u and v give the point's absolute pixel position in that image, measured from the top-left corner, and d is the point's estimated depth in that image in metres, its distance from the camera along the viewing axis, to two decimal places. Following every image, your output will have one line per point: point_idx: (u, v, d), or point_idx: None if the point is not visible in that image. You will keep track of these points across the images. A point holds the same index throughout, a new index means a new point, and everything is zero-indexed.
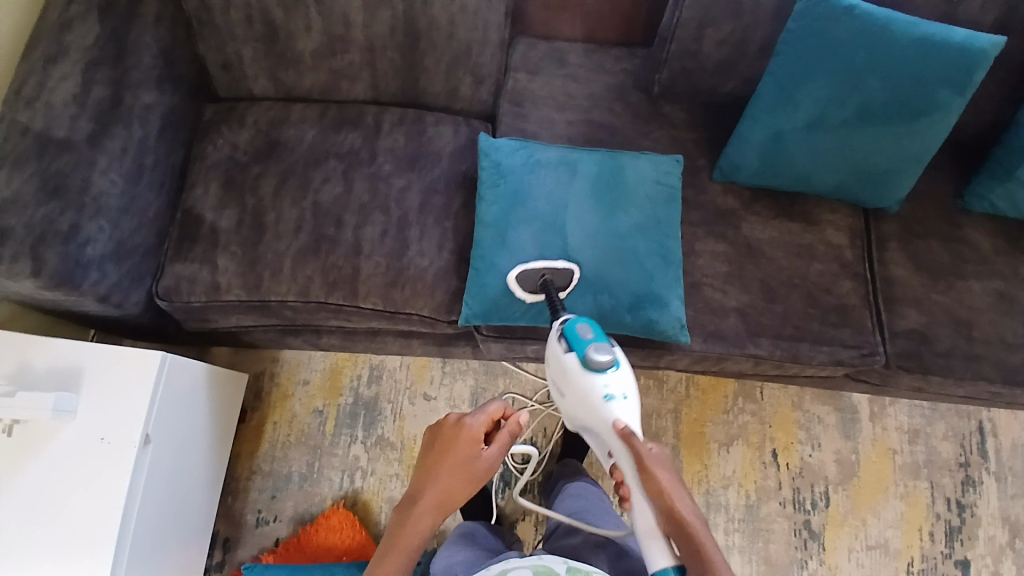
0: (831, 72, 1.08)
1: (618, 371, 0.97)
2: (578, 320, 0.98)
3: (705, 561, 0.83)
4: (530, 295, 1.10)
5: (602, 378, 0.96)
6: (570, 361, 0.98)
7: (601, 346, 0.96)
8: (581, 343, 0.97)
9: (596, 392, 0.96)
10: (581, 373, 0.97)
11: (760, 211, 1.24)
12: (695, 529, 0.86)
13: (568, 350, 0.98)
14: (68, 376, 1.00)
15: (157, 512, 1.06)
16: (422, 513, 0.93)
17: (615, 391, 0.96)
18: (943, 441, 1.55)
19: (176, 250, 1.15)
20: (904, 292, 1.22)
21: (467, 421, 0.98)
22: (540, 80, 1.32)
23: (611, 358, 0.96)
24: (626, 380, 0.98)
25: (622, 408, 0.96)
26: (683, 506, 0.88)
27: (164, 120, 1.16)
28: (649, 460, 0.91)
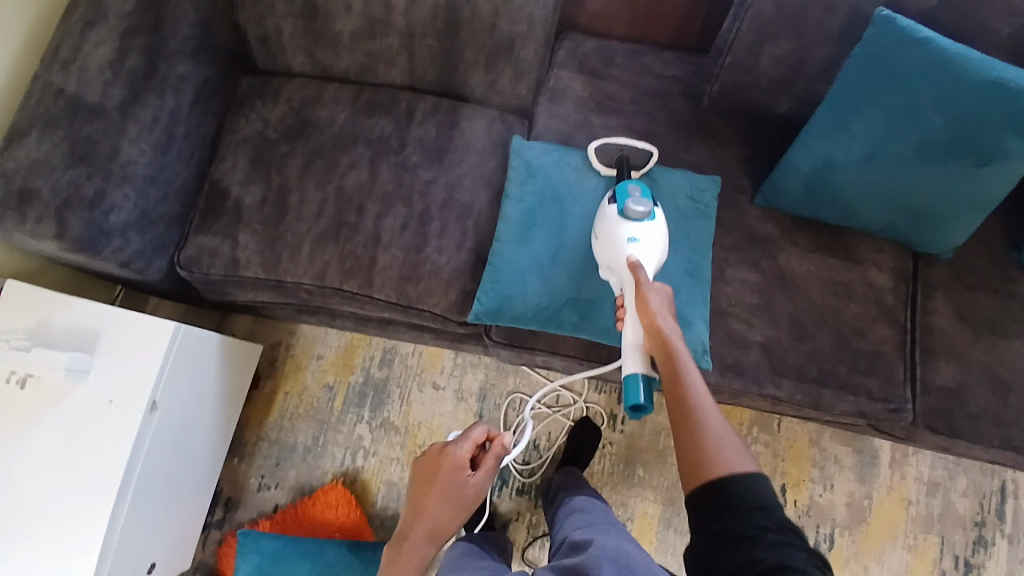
0: (891, 104, 1.00)
1: (651, 222, 0.95)
2: (628, 182, 1.00)
3: (673, 364, 0.81)
4: (605, 168, 1.12)
5: (633, 224, 0.95)
6: (609, 210, 0.99)
7: (641, 201, 0.96)
8: (624, 195, 0.98)
9: (620, 233, 0.95)
10: (613, 219, 0.97)
11: (798, 242, 1.18)
12: (675, 340, 0.83)
13: (612, 203, 0.99)
14: (84, 337, 1.03)
15: (160, 474, 1.09)
16: (417, 542, 1.02)
17: (641, 236, 0.94)
18: (962, 497, 1.48)
19: (200, 221, 1.16)
20: (942, 346, 1.14)
21: (451, 449, 1.03)
22: (584, 81, 1.26)
23: (647, 211, 0.95)
24: (659, 233, 0.96)
25: (643, 251, 0.93)
26: (667, 322, 0.85)
27: (198, 90, 1.15)
28: (642, 281, 0.89)
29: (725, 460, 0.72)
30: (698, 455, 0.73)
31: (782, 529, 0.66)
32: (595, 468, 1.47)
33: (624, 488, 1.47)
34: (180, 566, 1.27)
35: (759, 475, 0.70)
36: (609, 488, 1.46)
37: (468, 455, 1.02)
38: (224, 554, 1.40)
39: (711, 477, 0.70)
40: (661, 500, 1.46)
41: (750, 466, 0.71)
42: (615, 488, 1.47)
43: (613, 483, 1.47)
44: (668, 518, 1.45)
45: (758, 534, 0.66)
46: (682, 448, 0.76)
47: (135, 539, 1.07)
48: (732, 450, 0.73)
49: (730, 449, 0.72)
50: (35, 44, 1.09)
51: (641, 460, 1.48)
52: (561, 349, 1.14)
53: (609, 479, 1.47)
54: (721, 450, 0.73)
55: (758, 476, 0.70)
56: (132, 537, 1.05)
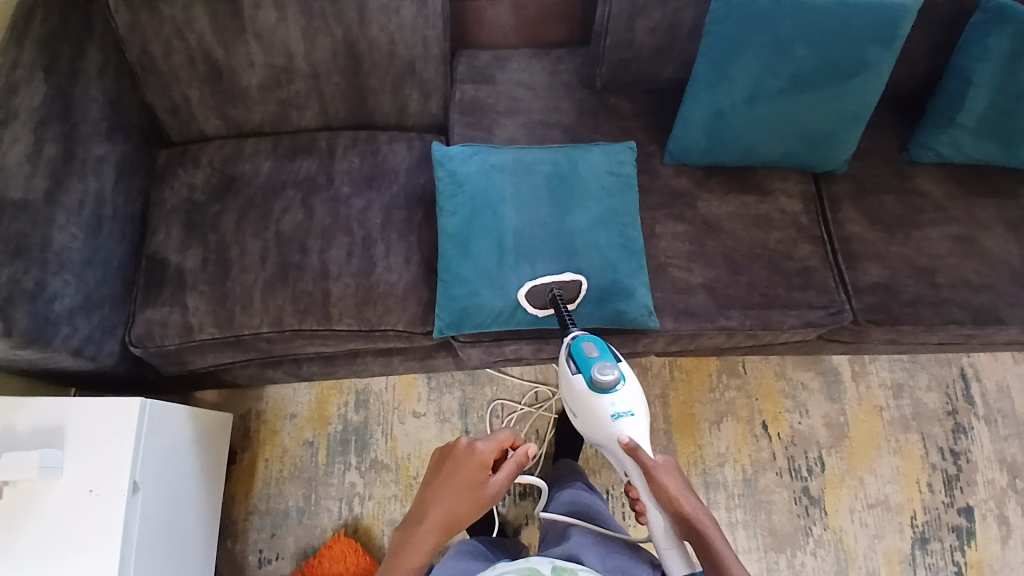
0: (759, 46, 1.11)
1: (624, 388, 1.04)
2: (582, 338, 1.07)
3: (717, 563, 0.86)
4: (540, 310, 1.13)
5: (609, 396, 1.03)
6: (579, 382, 1.05)
7: (606, 366, 1.03)
8: (587, 364, 1.05)
9: (605, 411, 1.03)
10: (589, 393, 1.04)
11: (714, 187, 1.27)
12: (702, 525, 0.90)
13: (578, 371, 1.06)
14: (51, 434, 0.99)
15: (155, 560, 1.05)
16: (426, 531, 0.93)
17: (623, 409, 1.03)
18: (928, 391, 1.58)
19: (144, 296, 1.15)
20: (863, 248, 1.25)
21: (479, 445, 0.98)
22: (487, 89, 1.34)
23: (615, 375, 1.03)
24: (633, 396, 1.04)
25: (631, 424, 1.02)
26: (691, 508, 0.92)
27: (119, 169, 1.17)
28: (655, 471, 0.95)
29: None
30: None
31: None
32: (588, 453, 1.49)
33: None
34: None
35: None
36: (606, 468, 1.48)
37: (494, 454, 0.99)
38: None
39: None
40: None
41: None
42: (612, 467, 1.49)
43: (609, 462, 1.49)
44: None
45: None
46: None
47: None
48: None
49: None
50: None
51: None
52: (526, 334, 1.18)
53: (604, 460, 1.49)
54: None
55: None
56: None
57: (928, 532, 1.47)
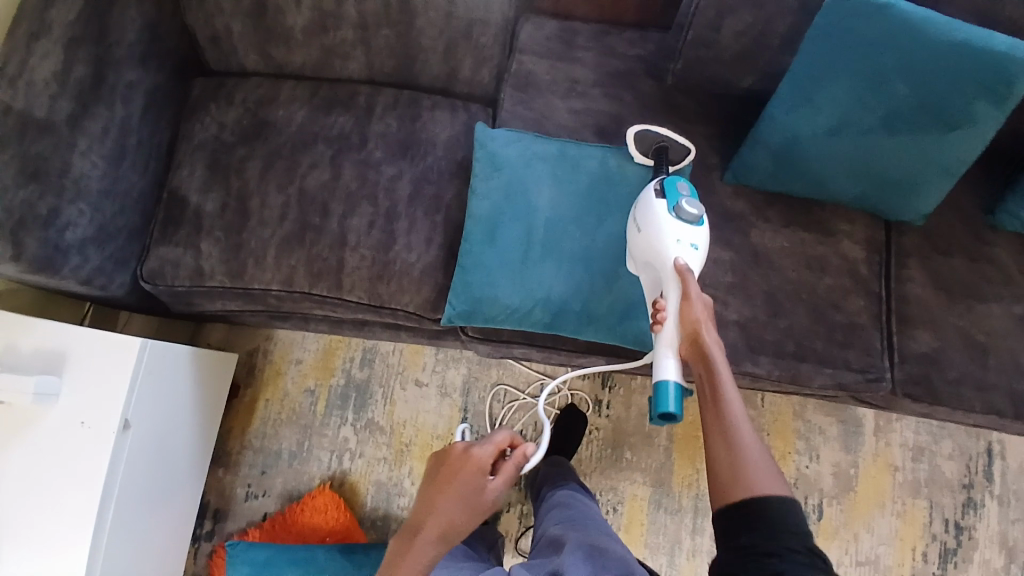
0: (857, 76, 0.99)
1: (699, 229, 0.92)
2: (679, 179, 0.96)
3: (719, 390, 0.78)
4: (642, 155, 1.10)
5: (684, 226, 0.91)
6: (657, 204, 0.93)
7: (692, 201, 0.92)
8: (673, 196, 0.94)
9: (669, 235, 0.90)
10: (662, 215, 0.92)
11: (770, 218, 1.16)
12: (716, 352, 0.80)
13: (659, 198, 0.95)
14: (51, 360, 1.00)
15: (139, 491, 1.08)
16: (424, 540, 0.92)
17: (690, 240, 0.90)
18: (949, 460, 1.49)
19: (160, 233, 1.13)
20: (919, 313, 1.14)
21: (474, 450, 0.96)
22: (546, 64, 1.22)
23: (699, 213, 0.91)
24: (703, 239, 0.92)
25: (690, 258, 0.90)
26: (714, 340, 0.81)
27: (150, 97, 1.12)
28: (694, 292, 0.84)
29: (760, 481, 0.71)
30: (731, 474, 0.72)
31: (812, 550, 0.67)
32: (583, 455, 1.47)
33: (613, 472, 1.46)
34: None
35: (791, 501, 0.70)
36: (598, 473, 1.46)
37: (490, 457, 0.95)
38: (214, 565, 1.39)
39: (749, 497, 0.70)
40: (650, 481, 1.46)
41: (785, 492, 0.71)
42: (604, 473, 1.46)
43: (602, 467, 1.46)
44: (657, 499, 1.45)
45: (789, 552, 0.66)
46: (716, 465, 0.74)
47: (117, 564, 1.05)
48: (764, 469, 0.72)
49: (768, 478, 0.71)
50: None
51: (628, 443, 1.48)
52: (536, 340, 1.13)
53: (597, 465, 1.47)
54: (753, 469, 0.72)
55: (793, 504, 0.70)
56: (116, 555, 1.04)
57: None
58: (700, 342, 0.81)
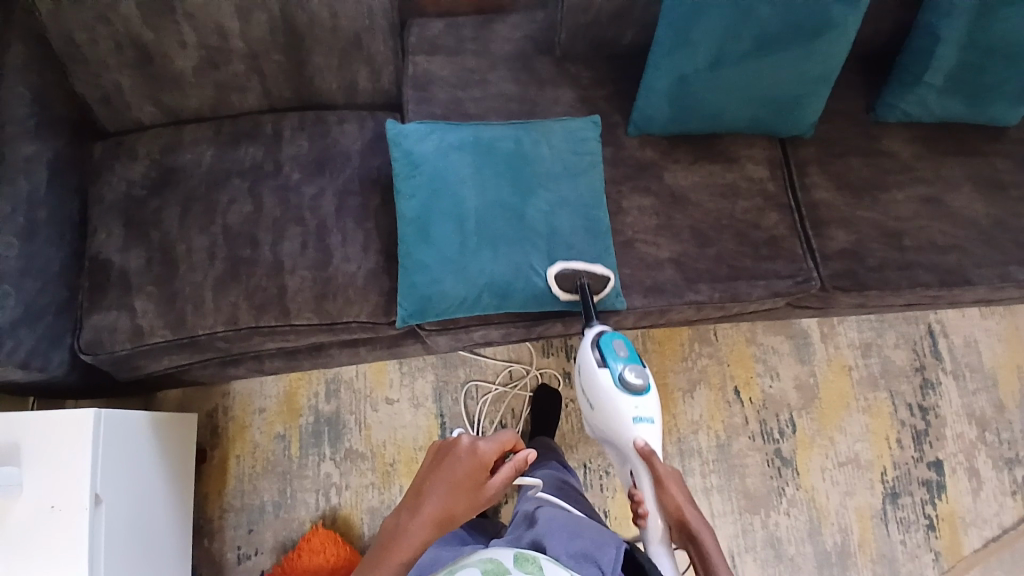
0: (722, 10, 1.07)
1: (648, 396, 1.04)
2: (615, 337, 1.05)
3: (708, 567, 0.90)
4: (565, 294, 1.10)
5: (635, 398, 1.02)
6: (604, 377, 1.04)
7: (634, 370, 1.03)
8: (614, 363, 1.04)
9: (626, 415, 1.02)
10: (611, 392, 1.03)
11: (679, 157, 1.23)
12: (698, 531, 0.94)
13: (603, 369, 1.04)
14: (4, 452, 0.95)
15: (126, 571, 1.03)
16: (419, 524, 0.89)
17: (644, 414, 1.02)
18: (895, 348, 1.60)
19: (88, 301, 1.09)
20: (831, 214, 1.23)
21: (481, 445, 0.96)
22: (441, 61, 1.26)
23: (642, 383, 1.02)
24: (655, 405, 1.04)
25: (648, 431, 1.02)
26: (694, 518, 0.95)
27: (51, 168, 1.09)
28: (664, 474, 0.98)
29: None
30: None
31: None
32: (564, 430, 1.48)
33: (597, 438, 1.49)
34: None
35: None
36: (582, 443, 1.48)
37: (493, 455, 0.97)
38: None
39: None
40: None
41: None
42: (589, 442, 1.48)
43: (586, 437, 1.49)
44: None
45: None
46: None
47: None
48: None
49: None
50: None
51: None
52: (493, 321, 1.15)
53: (580, 435, 1.48)
54: None
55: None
56: None
57: (899, 487, 1.51)
58: (687, 525, 0.95)
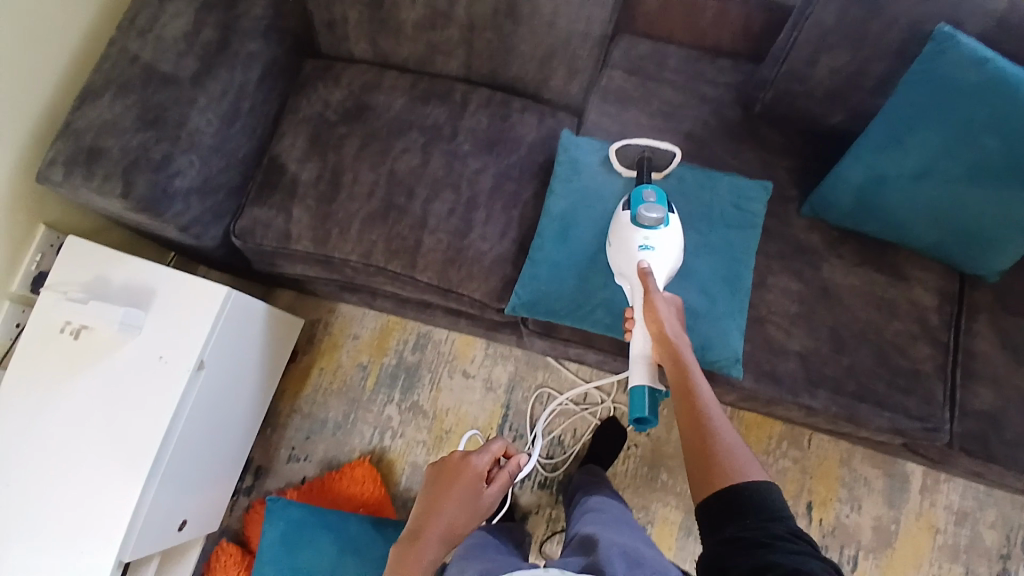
0: (944, 126, 0.99)
1: (665, 229, 0.96)
2: (642, 187, 1.01)
3: (687, 372, 0.86)
4: (626, 170, 1.13)
5: (646, 231, 0.97)
6: (624, 217, 1.00)
7: (654, 206, 0.97)
8: (637, 202, 0.99)
9: (634, 240, 0.97)
10: (626, 225, 0.99)
11: (843, 255, 1.17)
12: (682, 353, 0.88)
13: (625, 209, 1.01)
14: (135, 295, 1.08)
15: (200, 434, 1.14)
16: (428, 544, 0.89)
17: (654, 244, 0.96)
18: (990, 528, 1.43)
19: (257, 194, 1.21)
20: (985, 370, 1.12)
21: (473, 457, 1.00)
22: (636, 81, 1.27)
23: (659, 218, 0.96)
24: (669, 244, 0.97)
25: (656, 260, 0.96)
26: (679, 338, 0.90)
27: (266, 69, 1.20)
28: (658, 296, 0.92)
29: (740, 471, 0.76)
30: (710, 466, 0.78)
31: (795, 531, 0.69)
32: (618, 469, 1.47)
33: (648, 491, 1.46)
34: (211, 523, 1.32)
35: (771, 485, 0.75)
36: (631, 490, 1.46)
37: (487, 465, 1.00)
38: (250, 519, 1.45)
39: (729, 483, 0.74)
40: (684, 507, 1.45)
41: (763, 475, 0.76)
42: (639, 491, 1.46)
43: (637, 485, 1.46)
44: (689, 526, 1.44)
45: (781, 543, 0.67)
46: (692, 458, 0.81)
47: (172, 493, 1.11)
48: (742, 458, 0.78)
49: (745, 462, 0.77)
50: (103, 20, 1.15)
51: (667, 466, 1.47)
52: (594, 343, 1.16)
53: (633, 481, 1.46)
54: (736, 456, 0.78)
55: (773, 483, 0.74)
56: (171, 490, 1.11)
57: None
58: (672, 343, 0.89)
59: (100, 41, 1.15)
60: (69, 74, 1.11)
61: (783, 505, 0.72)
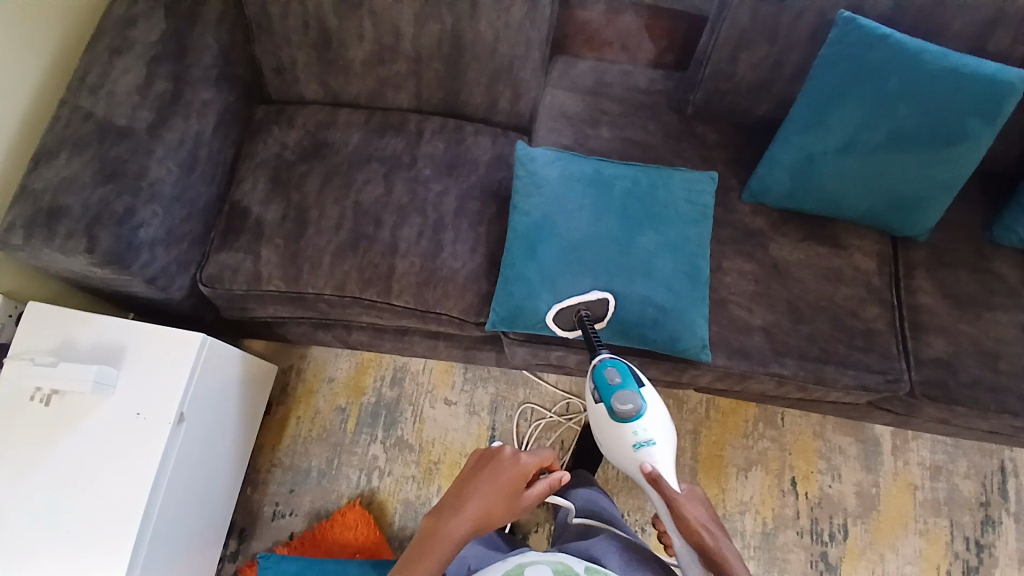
0: (860, 100, 1.11)
1: (647, 416, 1.05)
2: (601, 368, 1.07)
3: None
4: (567, 331, 1.15)
5: (633, 424, 1.04)
6: (603, 409, 1.07)
7: (626, 395, 1.05)
8: (609, 393, 1.06)
9: (627, 439, 1.04)
10: (611, 421, 1.06)
11: (789, 233, 1.26)
12: (726, 556, 0.86)
13: (600, 400, 1.07)
14: (109, 353, 1.04)
15: (183, 495, 1.09)
16: (461, 523, 0.89)
17: (649, 436, 1.03)
18: (965, 478, 1.52)
19: (221, 239, 1.20)
20: (930, 320, 1.22)
21: (523, 457, 0.98)
22: (578, 97, 1.35)
23: (635, 404, 1.04)
24: (657, 424, 1.05)
25: (657, 452, 1.03)
26: (718, 541, 0.88)
27: (221, 116, 1.21)
28: (678, 498, 0.94)
29: None
30: None
31: None
32: (609, 474, 1.48)
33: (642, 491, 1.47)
34: None
35: None
36: (626, 493, 1.46)
37: (534, 468, 0.98)
38: None
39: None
40: None
41: None
42: (631, 493, 1.46)
43: (630, 487, 1.47)
44: None
45: None
46: None
47: (158, 560, 1.05)
48: None
49: None
50: (56, 79, 1.15)
51: None
52: (574, 344, 1.19)
53: (626, 484, 1.47)
54: None
55: None
56: (157, 558, 1.04)
57: None
58: (708, 548, 0.88)
59: (47, 105, 1.15)
60: (16, 138, 1.09)
61: None
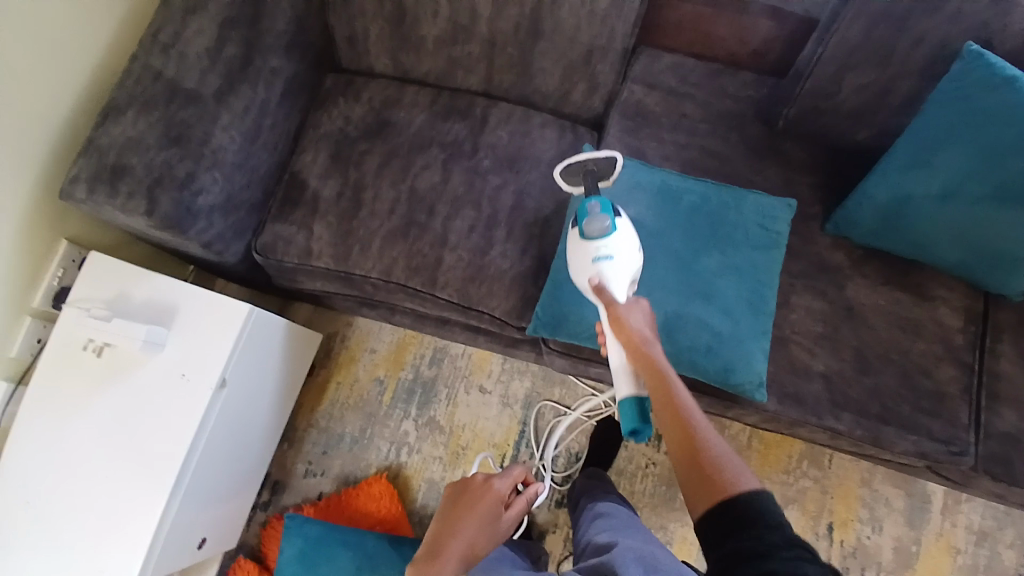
0: (971, 145, 0.98)
1: (616, 235, 0.93)
2: (584, 199, 0.96)
3: (665, 383, 0.82)
4: (573, 189, 1.06)
5: (596, 243, 0.93)
6: (572, 232, 0.97)
7: (596, 215, 0.93)
8: (581, 215, 0.95)
9: (585, 254, 0.93)
10: (575, 241, 0.95)
11: (868, 274, 1.15)
12: (656, 358, 0.84)
13: (574, 226, 0.97)
14: (161, 312, 1.08)
15: (219, 454, 1.13)
16: (449, 561, 0.94)
17: (612, 253, 0.92)
18: (1010, 548, 1.41)
19: (278, 210, 1.21)
20: (1013, 392, 1.10)
21: (495, 482, 1.06)
22: (658, 97, 1.26)
23: (605, 227, 0.92)
24: (627, 247, 0.93)
25: (613, 268, 0.92)
26: (650, 340, 0.86)
27: (288, 84, 1.20)
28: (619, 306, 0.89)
29: (732, 481, 0.71)
30: (700, 479, 0.73)
31: (794, 542, 0.63)
32: (636, 488, 1.45)
33: (665, 510, 1.44)
34: (227, 541, 1.31)
35: (766, 491, 0.70)
36: (649, 510, 1.44)
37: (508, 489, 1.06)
38: (267, 536, 1.44)
39: (724, 495, 0.70)
40: None
41: (754, 482, 0.71)
42: (654, 510, 1.44)
43: (655, 504, 1.44)
44: None
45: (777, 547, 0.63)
46: (684, 472, 0.76)
47: (190, 513, 1.11)
48: (732, 465, 0.73)
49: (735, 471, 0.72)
50: (126, 35, 1.16)
51: None
52: None
53: (651, 500, 1.44)
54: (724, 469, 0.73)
55: (763, 491, 0.69)
56: (189, 510, 1.10)
57: None
58: (641, 347, 0.85)
59: (120, 59, 1.16)
60: (90, 90, 1.12)
61: (780, 518, 0.67)
